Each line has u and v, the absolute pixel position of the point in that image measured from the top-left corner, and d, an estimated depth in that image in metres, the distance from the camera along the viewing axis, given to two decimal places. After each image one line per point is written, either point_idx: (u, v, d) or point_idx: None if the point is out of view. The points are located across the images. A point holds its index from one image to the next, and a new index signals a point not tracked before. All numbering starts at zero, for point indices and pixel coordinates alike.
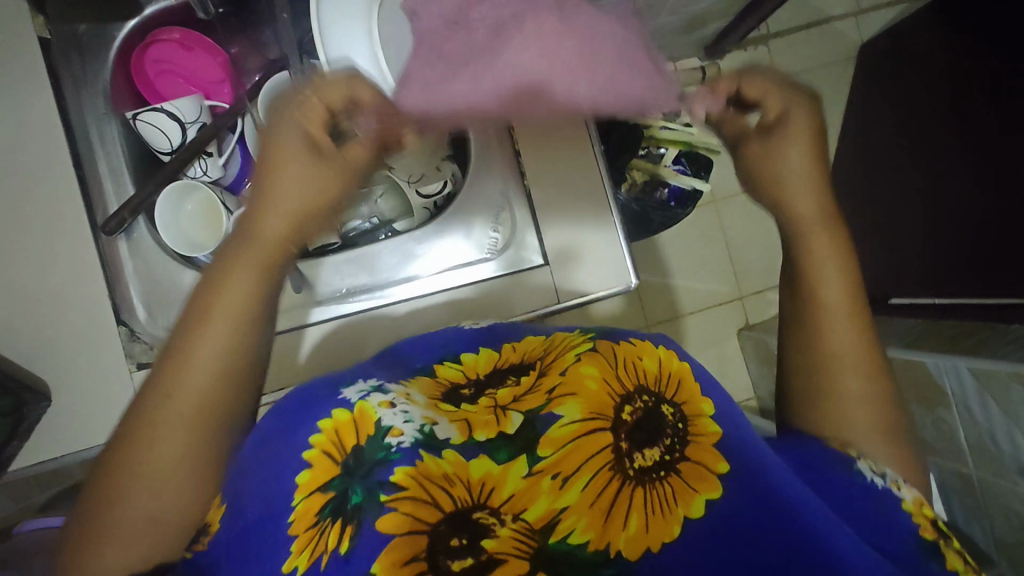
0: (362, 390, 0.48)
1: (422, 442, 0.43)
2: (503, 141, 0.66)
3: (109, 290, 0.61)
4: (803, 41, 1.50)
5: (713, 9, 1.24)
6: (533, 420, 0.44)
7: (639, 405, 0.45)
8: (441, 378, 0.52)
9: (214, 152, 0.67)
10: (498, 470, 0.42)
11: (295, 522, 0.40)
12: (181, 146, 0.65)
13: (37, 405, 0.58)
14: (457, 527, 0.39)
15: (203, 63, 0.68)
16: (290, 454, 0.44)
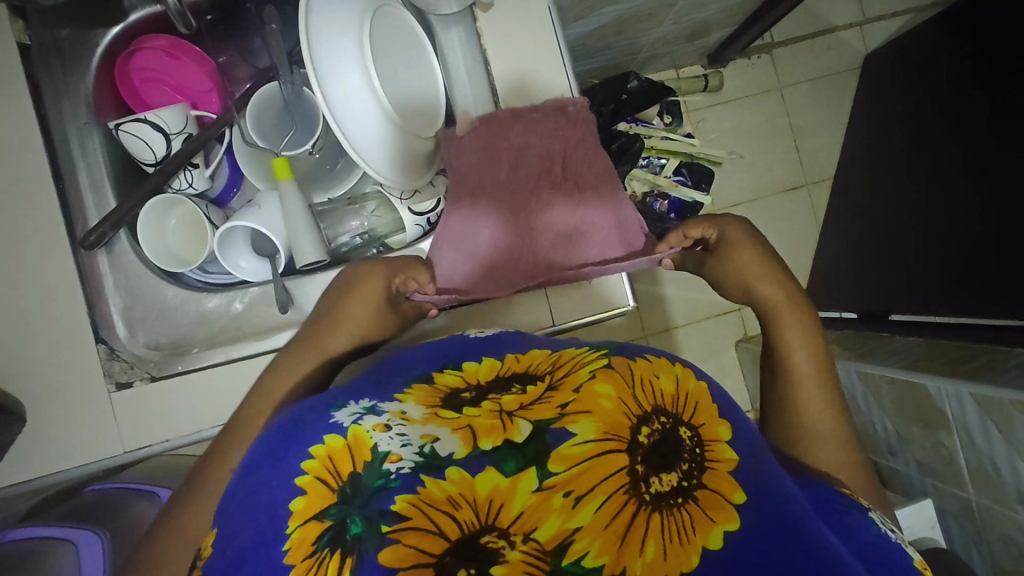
0: (354, 414, 0.45)
1: (424, 466, 0.40)
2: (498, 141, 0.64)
3: (87, 307, 0.59)
4: (807, 52, 1.48)
5: (716, 18, 1.22)
6: (541, 434, 0.41)
7: (656, 426, 0.41)
8: (442, 383, 0.49)
9: (200, 163, 0.65)
10: (505, 484, 0.38)
11: (291, 551, 0.38)
12: (166, 157, 0.63)
13: (10, 427, 0.55)
14: (465, 557, 0.36)
15: (189, 72, 0.65)
16: (284, 477, 0.41)
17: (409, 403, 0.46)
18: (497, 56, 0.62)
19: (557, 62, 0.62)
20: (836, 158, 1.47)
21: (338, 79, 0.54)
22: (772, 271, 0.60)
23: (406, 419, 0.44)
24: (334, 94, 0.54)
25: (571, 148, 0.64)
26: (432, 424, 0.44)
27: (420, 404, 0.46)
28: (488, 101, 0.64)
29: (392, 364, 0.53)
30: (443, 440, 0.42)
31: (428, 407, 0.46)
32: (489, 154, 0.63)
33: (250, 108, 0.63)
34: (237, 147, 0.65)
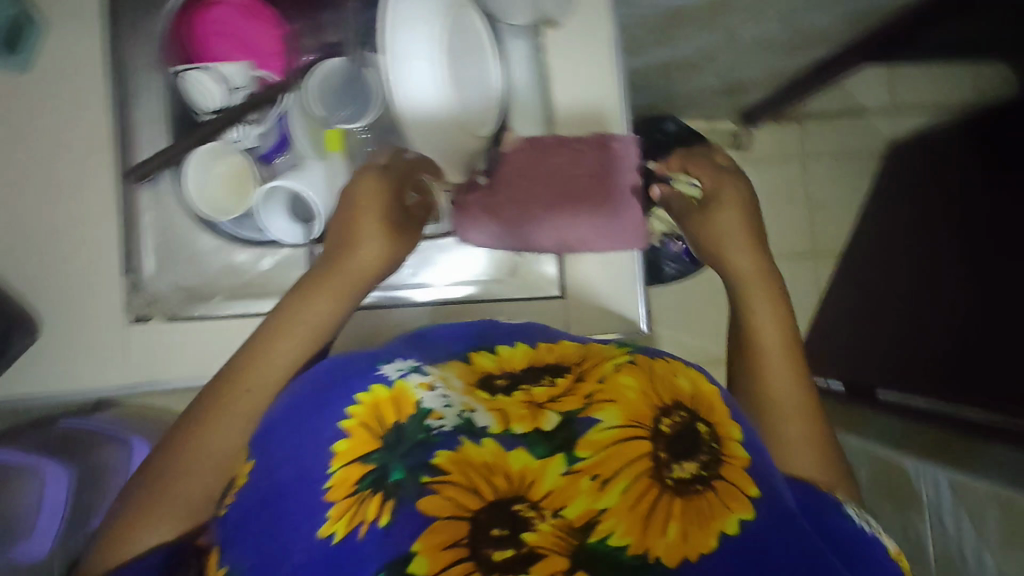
0: (399, 369, 0.49)
1: (463, 429, 0.43)
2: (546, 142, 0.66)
3: (122, 237, 0.60)
4: (835, 128, 1.54)
5: (756, 80, 1.27)
6: (571, 421, 0.44)
7: (677, 419, 0.45)
8: (477, 365, 0.52)
9: (251, 120, 0.65)
10: (536, 464, 0.41)
11: (332, 488, 0.41)
12: (224, 108, 0.64)
13: (24, 338, 0.56)
14: (500, 518, 0.39)
15: (261, 33, 0.66)
16: (331, 419, 0.45)
17: (447, 372, 0.50)
18: (558, 71, 0.66)
19: (611, 90, 0.66)
20: (849, 233, 1.51)
21: (408, 74, 0.56)
22: (749, 237, 0.63)
23: (447, 384, 0.48)
24: (399, 80, 0.56)
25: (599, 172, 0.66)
26: (470, 396, 0.47)
27: (457, 377, 0.49)
28: (544, 110, 0.66)
29: (428, 336, 0.57)
30: (478, 412, 0.45)
31: (465, 382, 0.49)
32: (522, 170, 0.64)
33: (313, 78, 0.65)
34: (290, 108, 0.66)
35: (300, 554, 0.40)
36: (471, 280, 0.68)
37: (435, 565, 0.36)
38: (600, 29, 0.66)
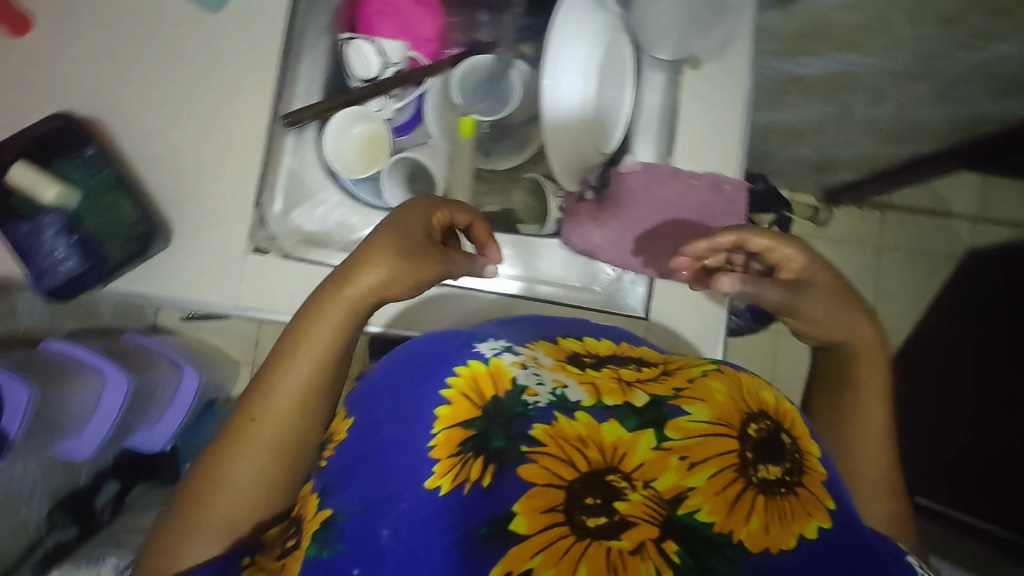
0: (494, 348, 0.51)
1: (559, 404, 0.44)
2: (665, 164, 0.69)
3: (260, 176, 0.64)
4: (914, 225, 1.53)
5: (850, 161, 1.29)
6: (660, 405, 0.46)
7: (763, 425, 0.46)
8: (564, 345, 0.55)
9: (394, 95, 0.71)
10: (629, 437, 0.43)
11: (435, 448, 0.43)
12: (375, 79, 0.69)
13: (153, 243, 0.61)
14: (594, 487, 0.40)
15: (422, 18, 0.70)
16: (433, 386, 0.47)
17: (538, 350, 0.52)
18: (686, 111, 0.69)
19: (735, 139, 0.68)
20: (910, 331, 1.49)
21: (563, 86, 0.61)
22: (844, 307, 0.60)
23: (538, 362, 0.50)
24: (552, 87, 0.60)
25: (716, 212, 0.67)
26: (560, 372, 0.49)
27: (547, 354, 0.52)
28: (665, 144, 0.69)
29: (521, 320, 0.60)
30: (572, 387, 0.47)
31: (554, 358, 0.51)
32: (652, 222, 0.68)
33: (459, 67, 0.70)
34: (434, 87, 0.72)
35: (407, 507, 0.42)
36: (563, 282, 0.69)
37: (536, 526, 0.39)
38: (737, 79, 0.68)
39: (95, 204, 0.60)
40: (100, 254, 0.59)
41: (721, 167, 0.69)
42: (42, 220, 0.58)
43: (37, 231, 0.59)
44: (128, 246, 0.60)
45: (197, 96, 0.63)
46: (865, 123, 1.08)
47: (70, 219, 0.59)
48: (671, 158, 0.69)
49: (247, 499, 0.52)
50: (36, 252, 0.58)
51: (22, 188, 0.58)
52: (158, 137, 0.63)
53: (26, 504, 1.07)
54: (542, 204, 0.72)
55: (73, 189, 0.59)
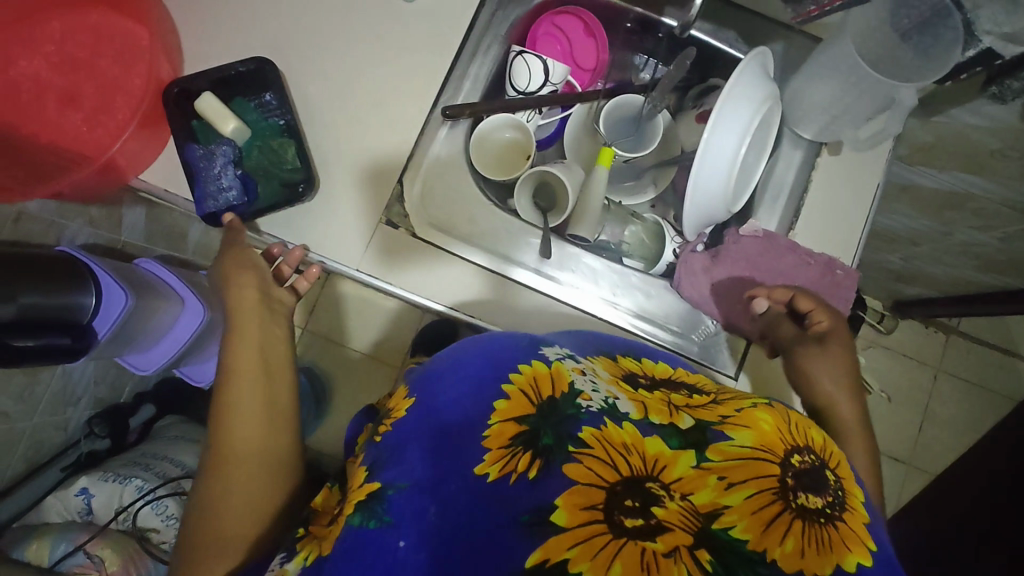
0: (556, 354, 0.56)
1: (608, 411, 0.47)
2: (784, 234, 0.71)
3: (409, 157, 0.68)
4: (977, 356, 1.51)
5: (933, 277, 1.29)
6: (704, 429, 0.47)
7: (807, 459, 0.47)
8: (622, 364, 0.58)
9: (542, 112, 0.74)
10: (669, 453, 0.45)
11: (489, 437, 0.46)
12: (531, 93, 0.72)
13: (304, 193, 0.65)
14: (634, 491, 0.42)
15: (587, 51, 0.76)
16: (495, 379, 0.50)
17: (594, 363, 0.55)
18: (817, 190, 0.71)
19: (858, 223, 0.70)
20: (949, 460, 1.47)
21: (720, 145, 0.63)
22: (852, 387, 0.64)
23: (596, 373, 0.53)
24: (710, 141, 0.62)
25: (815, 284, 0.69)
26: (615, 388, 0.52)
27: (604, 369, 0.55)
28: (789, 216, 0.71)
29: (598, 338, 0.64)
30: (622, 400, 0.49)
31: (610, 375, 0.55)
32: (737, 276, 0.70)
33: (610, 102, 0.74)
34: (583, 116, 0.77)
35: (456, 488, 0.44)
36: (663, 323, 0.70)
37: (576, 521, 0.40)
38: (873, 170, 0.70)
39: (258, 147, 0.68)
40: (255, 192, 0.68)
41: (837, 250, 0.70)
42: (216, 148, 0.67)
43: (209, 156, 0.67)
44: (279, 189, 0.67)
45: (374, 71, 0.69)
46: (963, 244, 1.09)
47: (237, 151, 0.68)
48: (792, 231, 0.71)
49: (252, 504, 0.55)
50: (200, 175, 0.66)
51: (205, 115, 0.65)
52: (329, 98, 0.68)
53: (72, 406, 1.10)
54: (658, 248, 0.74)
55: (245, 127, 0.67)
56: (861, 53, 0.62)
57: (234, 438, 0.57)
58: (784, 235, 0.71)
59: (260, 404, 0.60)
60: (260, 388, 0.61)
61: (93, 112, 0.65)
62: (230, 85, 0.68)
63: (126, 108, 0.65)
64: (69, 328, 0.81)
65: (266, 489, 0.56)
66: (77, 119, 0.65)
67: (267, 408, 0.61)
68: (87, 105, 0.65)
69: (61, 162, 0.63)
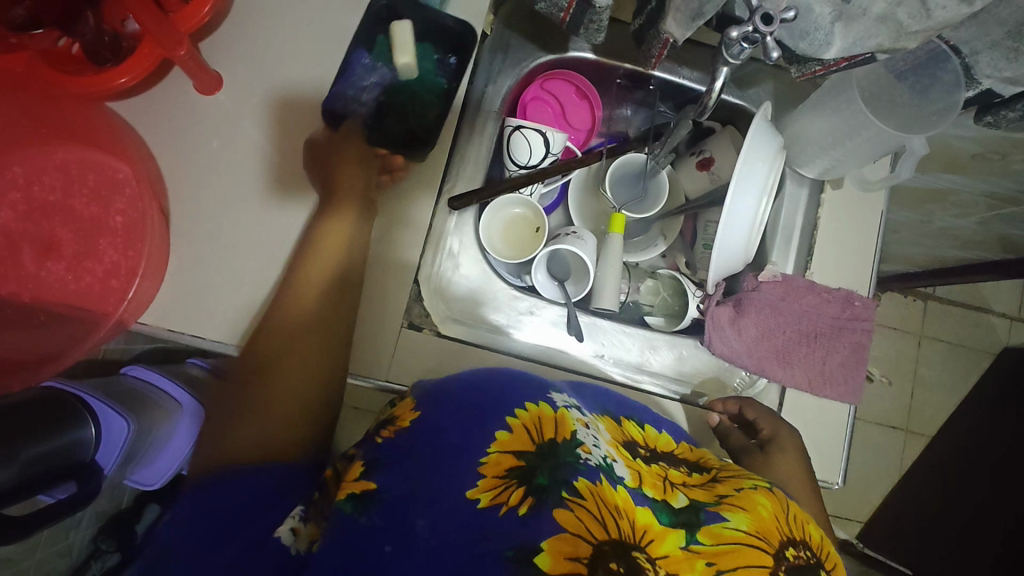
0: (566, 401, 0.55)
1: (606, 470, 0.46)
2: (802, 274, 0.72)
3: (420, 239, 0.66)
4: (953, 318, 1.51)
5: (912, 258, 1.33)
6: (698, 510, 0.45)
7: (803, 555, 0.43)
8: (625, 428, 0.57)
9: (545, 182, 0.73)
10: (659, 527, 0.42)
11: (486, 464, 0.46)
12: (536, 166, 0.70)
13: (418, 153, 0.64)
14: (620, 555, 0.38)
15: (580, 113, 0.74)
16: (500, 412, 0.51)
17: (599, 424, 0.54)
18: (828, 226, 0.71)
19: (869, 255, 0.71)
20: None
21: (744, 192, 0.62)
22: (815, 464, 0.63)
23: (598, 431, 0.52)
24: (734, 203, 0.62)
25: (838, 323, 0.70)
26: (613, 449, 0.50)
27: (606, 430, 0.54)
28: (803, 256, 0.72)
29: (617, 397, 0.63)
30: (620, 464, 0.48)
31: (612, 437, 0.53)
32: (761, 333, 0.69)
33: (612, 164, 0.73)
34: (588, 184, 0.76)
35: (444, 510, 0.43)
36: (682, 379, 0.71)
37: (555, 569, 0.37)
38: (873, 203, 0.72)
39: (409, 92, 0.63)
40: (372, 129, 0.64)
41: (854, 282, 0.71)
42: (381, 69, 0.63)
43: (370, 70, 0.63)
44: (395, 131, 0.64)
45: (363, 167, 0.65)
46: (942, 228, 1.12)
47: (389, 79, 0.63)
48: (809, 270, 0.71)
49: (298, 373, 0.60)
50: (349, 76, 0.62)
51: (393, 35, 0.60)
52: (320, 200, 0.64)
53: (74, 529, 1.03)
54: (682, 304, 0.73)
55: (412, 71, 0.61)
56: (861, 93, 0.63)
57: (294, 302, 0.61)
58: (802, 274, 0.71)
59: (334, 277, 0.62)
60: (334, 267, 0.62)
61: (76, 259, 0.60)
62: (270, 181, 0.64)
63: (112, 250, 0.60)
64: (71, 468, 0.75)
65: (313, 358, 0.60)
66: (60, 269, 0.60)
67: (337, 297, 0.62)
68: (68, 252, 0.60)
69: (51, 318, 0.59)
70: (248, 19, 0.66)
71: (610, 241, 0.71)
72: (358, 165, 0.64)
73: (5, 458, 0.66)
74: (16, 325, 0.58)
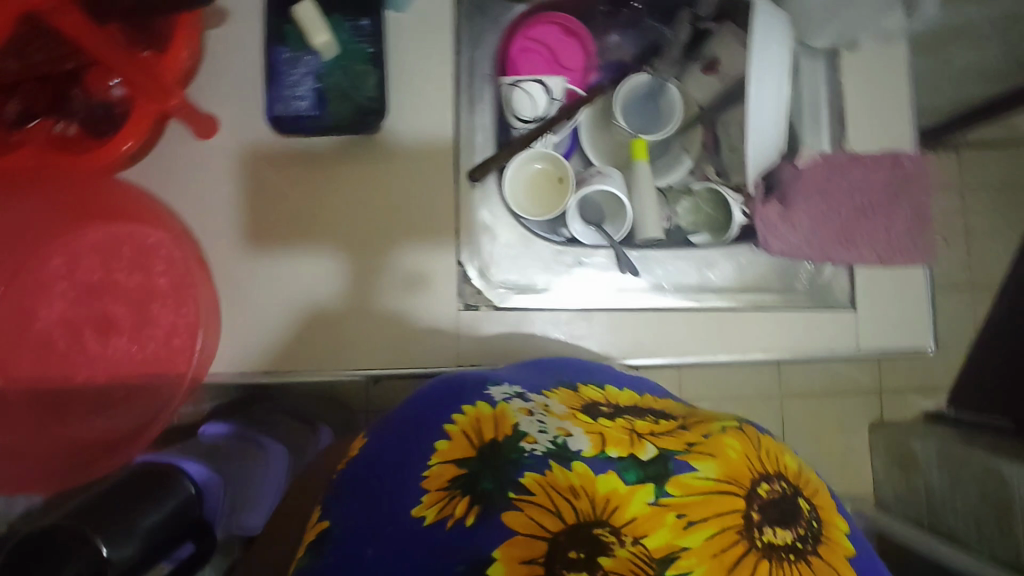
0: (503, 393, 0.49)
1: (555, 454, 0.41)
2: (839, 148, 0.69)
3: (375, 233, 0.63)
4: (996, 159, 1.42)
5: None
6: (667, 458, 0.41)
7: (777, 487, 0.41)
8: (584, 394, 0.50)
9: (555, 131, 0.72)
10: (624, 489, 0.39)
11: (429, 479, 0.41)
12: (543, 116, 0.69)
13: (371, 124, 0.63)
14: (577, 540, 0.37)
15: (571, 52, 0.73)
16: (438, 418, 0.46)
17: (551, 399, 0.48)
18: (855, 94, 0.68)
19: (903, 111, 0.68)
20: None
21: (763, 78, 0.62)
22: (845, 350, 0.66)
23: (547, 411, 0.46)
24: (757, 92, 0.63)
25: (889, 189, 0.67)
26: (569, 422, 0.45)
27: (562, 402, 0.48)
28: (836, 130, 0.69)
29: (573, 365, 0.56)
30: (576, 435, 0.43)
31: (570, 408, 0.47)
32: (814, 218, 0.67)
33: (618, 93, 0.72)
34: (599, 122, 0.75)
35: (389, 531, 0.39)
36: (747, 286, 0.69)
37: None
38: (896, 55, 0.68)
39: (341, 68, 0.64)
40: (326, 108, 0.64)
41: (895, 142, 0.68)
42: (302, 59, 0.64)
43: (295, 63, 0.64)
44: (352, 105, 0.64)
45: (308, 174, 0.63)
46: (965, 68, 1.06)
47: (319, 62, 0.64)
48: (846, 141, 0.68)
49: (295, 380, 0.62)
50: (280, 78, 0.64)
51: (301, 22, 0.61)
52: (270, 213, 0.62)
53: None
54: (723, 214, 0.72)
55: (334, 46, 0.63)
56: None
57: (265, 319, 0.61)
58: (840, 148, 0.69)
59: (301, 289, 0.62)
60: (302, 278, 0.62)
61: (136, 329, 0.61)
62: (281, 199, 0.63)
63: (168, 312, 0.61)
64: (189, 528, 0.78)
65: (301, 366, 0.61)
66: (125, 343, 0.61)
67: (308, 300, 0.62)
68: (128, 325, 0.61)
69: (131, 390, 0.61)
70: (221, 46, 0.63)
71: (641, 168, 0.70)
72: (293, 170, 0.63)
73: (124, 534, 0.67)
74: (109, 405, 0.61)
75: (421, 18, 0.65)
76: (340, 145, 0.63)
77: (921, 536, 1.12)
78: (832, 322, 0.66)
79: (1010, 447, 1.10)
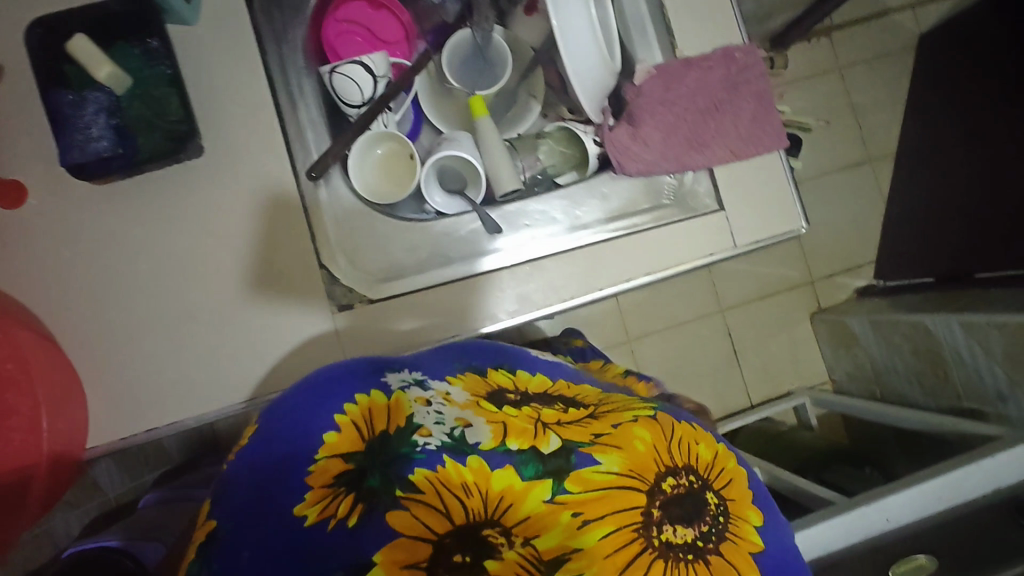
0: (402, 380, 0.49)
1: (450, 446, 0.43)
2: (672, 55, 0.69)
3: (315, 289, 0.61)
4: (867, 27, 1.41)
5: None
6: (571, 451, 0.44)
7: (682, 481, 0.45)
8: (492, 379, 0.52)
9: (393, 108, 0.69)
10: (522, 486, 0.41)
11: (312, 475, 0.40)
12: (372, 98, 0.66)
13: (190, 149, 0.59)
14: (464, 543, 0.38)
15: (387, 25, 0.71)
16: (326, 407, 0.44)
17: (455, 387, 0.50)
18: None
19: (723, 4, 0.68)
20: None
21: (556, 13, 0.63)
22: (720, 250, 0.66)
23: (448, 400, 0.48)
24: (562, 26, 0.64)
25: (730, 82, 0.67)
26: (469, 412, 0.47)
27: (466, 390, 0.50)
28: (665, 39, 0.69)
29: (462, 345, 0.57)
30: (475, 427, 0.45)
31: (473, 396, 0.50)
32: (665, 130, 0.67)
33: (444, 52, 0.70)
34: (434, 86, 0.73)
35: (266, 531, 0.38)
36: (619, 211, 0.68)
37: None
38: None
39: (138, 98, 0.62)
40: (133, 142, 0.61)
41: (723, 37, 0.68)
42: (87, 97, 0.60)
43: (80, 103, 0.60)
44: (162, 134, 0.61)
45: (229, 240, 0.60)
46: None
47: (110, 98, 0.61)
48: (677, 48, 0.68)
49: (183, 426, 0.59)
50: (69, 123, 0.59)
51: (77, 59, 0.58)
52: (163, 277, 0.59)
53: None
54: (580, 149, 0.72)
55: (122, 75, 0.60)
56: None
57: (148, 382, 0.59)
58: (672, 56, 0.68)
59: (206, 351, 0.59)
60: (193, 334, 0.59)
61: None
62: (120, 249, 0.59)
63: (24, 398, 0.53)
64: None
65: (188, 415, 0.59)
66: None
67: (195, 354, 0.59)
68: None
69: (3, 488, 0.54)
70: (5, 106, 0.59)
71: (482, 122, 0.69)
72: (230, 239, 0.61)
73: None
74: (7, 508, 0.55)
75: (215, 27, 0.61)
76: (166, 177, 0.60)
77: (875, 406, 1.15)
78: (702, 227, 0.66)
79: (931, 300, 1.13)
